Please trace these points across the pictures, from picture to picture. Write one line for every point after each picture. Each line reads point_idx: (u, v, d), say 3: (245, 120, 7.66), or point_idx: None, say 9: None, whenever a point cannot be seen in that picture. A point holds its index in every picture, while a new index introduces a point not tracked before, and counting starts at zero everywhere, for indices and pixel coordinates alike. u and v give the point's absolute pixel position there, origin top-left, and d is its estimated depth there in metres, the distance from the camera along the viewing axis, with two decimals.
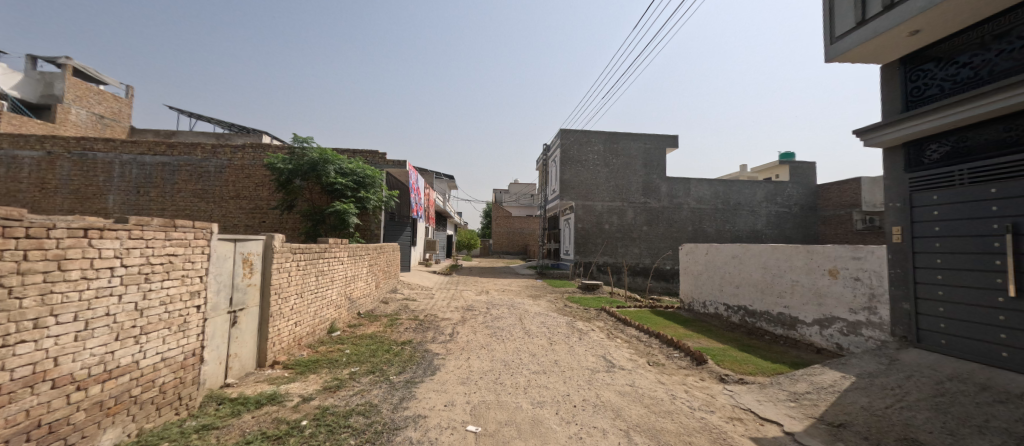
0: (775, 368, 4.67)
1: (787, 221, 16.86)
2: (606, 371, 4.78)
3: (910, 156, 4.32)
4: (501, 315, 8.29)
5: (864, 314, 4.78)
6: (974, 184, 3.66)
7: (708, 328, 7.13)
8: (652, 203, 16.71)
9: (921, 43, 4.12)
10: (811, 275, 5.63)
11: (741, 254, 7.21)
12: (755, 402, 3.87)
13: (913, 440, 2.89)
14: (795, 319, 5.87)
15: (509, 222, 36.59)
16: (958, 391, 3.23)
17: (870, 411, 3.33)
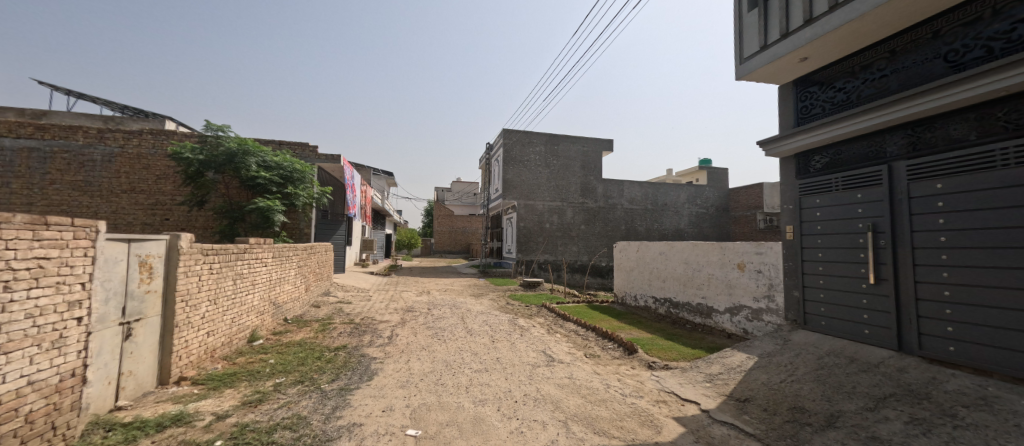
0: (694, 354, 5.17)
1: (706, 221, 18.66)
2: (546, 365, 4.93)
3: (799, 165, 5.04)
4: (443, 315, 8.16)
5: (765, 302, 5.45)
6: (845, 190, 4.37)
7: (638, 320, 7.67)
8: (589, 203, 17.55)
9: (809, 69, 4.82)
10: (723, 269, 6.30)
11: (667, 250, 7.86)
12: (677, 385, 4.25)
13: (801, 407, 3.38)
14: (711, 308, 6.52)
15: (452, 221, 36.09)
16: (834, 364, 3.83)
17: (769, 386, 3.83)
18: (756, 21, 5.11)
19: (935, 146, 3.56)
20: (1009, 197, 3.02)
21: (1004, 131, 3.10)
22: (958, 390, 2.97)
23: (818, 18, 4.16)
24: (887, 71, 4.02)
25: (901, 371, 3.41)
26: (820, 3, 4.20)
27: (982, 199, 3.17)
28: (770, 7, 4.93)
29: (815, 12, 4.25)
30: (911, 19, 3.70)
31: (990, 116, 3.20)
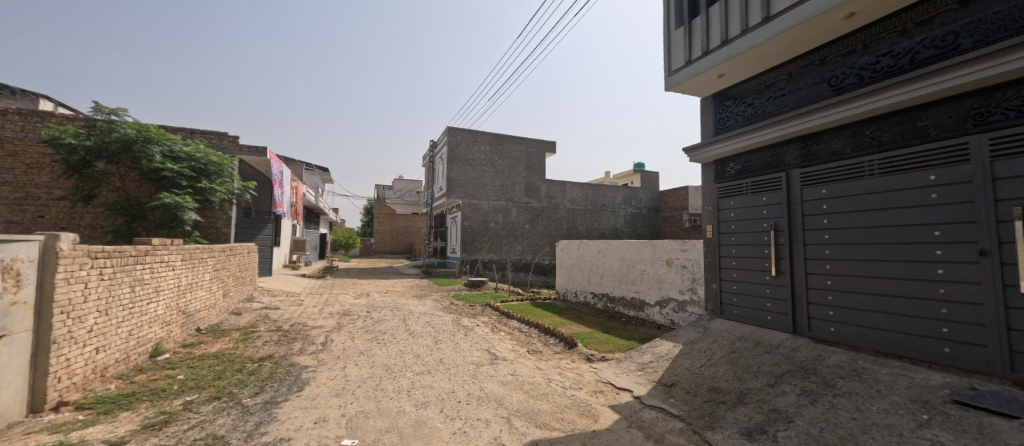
0: (628, 345, 5.52)
1: (640, 221, 19.97)
2: (490, 364, 4.96)
3: (717, 171, 5.59)
4: (383, 318, 7.84)
5: (689, 294, 5.98)
6: (753, 194, 4.95)
7: (578, 315, 8.00)
8: (533, 203, 17.93)
9: (725, 85, 5.38)
10: (654, 265, 6.79)
11: (605, 248, 8.29)
12: (613, 375, 4.51)
13: (718, 388, 3.76)
14: (643, 301, 7.00)
15: (393, 220, 34.74)
16: (744, 347, 4.32)
17: (691, 370, 4.21)
18: (681, 38, 5.59)
19: (822, 157, 4.18)
20: (875, 202, 3.65)
21: (871, 147, 3.74)
22: (837, 363, 3.53)
23: (733, 39, 4.67)
24: (786, 90, 4.62)
25: (796, 350, 3.95)
26: (734, 26, 4.71)
27: (856, 204, 3.79)
28: (693, 26, 5.42)
29: (730, 34, 4.75)
30: (804, 47, 4.31)
31: (861, 134, 3.84)
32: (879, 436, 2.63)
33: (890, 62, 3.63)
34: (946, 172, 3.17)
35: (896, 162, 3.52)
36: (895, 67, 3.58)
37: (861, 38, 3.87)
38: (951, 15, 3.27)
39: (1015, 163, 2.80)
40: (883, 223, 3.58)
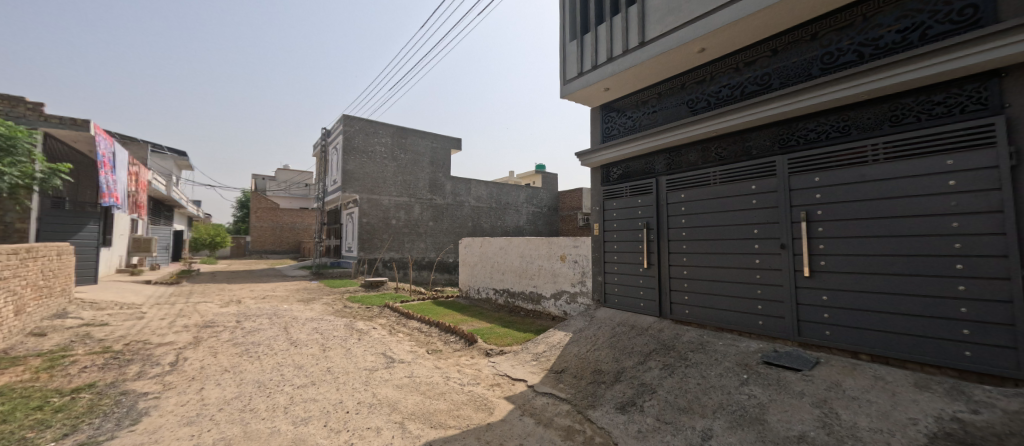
0: (525, 337, 5.79)
1: (541, 219, 21.05)
2: (385, 368, 4.71)
3: (603, 175, 6.20)
4: (258, 327, 6.84)
5: (579, 286, 6.54)
6: (631, 196, 5.63)
7: (479, 312, 8.11)
8: (438, 200, 17.56)
9: (610, 98, 6.00)
10: (550, 260, 7.23)
11: (506, 245, 8.53)
12: (509, 367, 4.69)
13: (600, 369, 4.19)
14: (540, 295, 7.41)
15: (276, 215, 30.57)
16: (622, 331, 4.89)
17: (579, 355, 4.61)
18: (574, 50, 6.05)
19: (682, 167, 4.97)
20: (718, 205, 4.48)
21: (716, 161, 4.58)
22: (690, 339, 4.24)
23: (617, 57, 5.21)
24: (656, 107, 5.36)
25: (661, 331, 4.63)
26: (618, 46, 5.28)
27: (706, 207, 4.61)
28: (584, 41, 5.91)
29: (614, 52, 5.31)
30: (670, 71, 5.06)
31: (709, 149, 4.67)
32: (715, 396, 3.24)
33: (728, 92, 4.50)
34: (763, 183, 4.07)
35: (732, 174, 4.38)
36: (732, 97, 4.45)
37: (709, 70, 4.72)
38: (766, 61, 4.21)
39: (803, 178, 3.76)
40: (723, 222, 4.42)
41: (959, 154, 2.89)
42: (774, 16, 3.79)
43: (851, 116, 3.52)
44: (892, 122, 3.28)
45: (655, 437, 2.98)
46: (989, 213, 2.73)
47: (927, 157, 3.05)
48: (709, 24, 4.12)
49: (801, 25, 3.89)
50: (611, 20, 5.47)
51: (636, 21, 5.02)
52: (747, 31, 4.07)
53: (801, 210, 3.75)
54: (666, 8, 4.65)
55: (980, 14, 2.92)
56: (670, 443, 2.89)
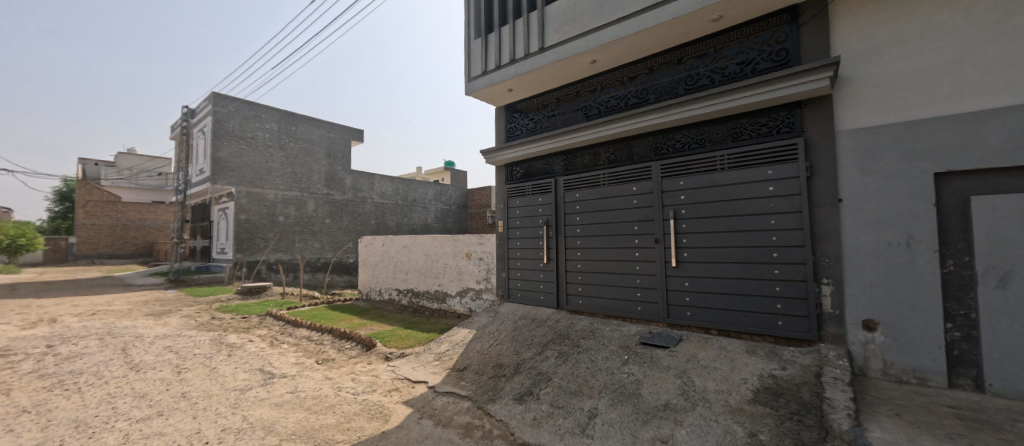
0: (428, 337, 5.64)
1: (450, 216, 20.62)
2: (261, 385, 4.13)
3: (507, 173, 6.35)
4: (83, 352, 5.41)
5: (484, 283, 6.60)
6: (532, 194, 5.88)
7: (380, 314, 7.66)
8: (335, 195, 16.05)
9: (513, 99, 6.17)
10: (455, 258, 7.14)
11: (410, 243, 8.18)
12: (410, 370, 4.51)
13: (500, 363, 4.29)
14: (445, 293, 7.28)
15: (116, 210, 24.59)
16: (523, 324, 5.08)
17: (481, 351, 4.65)
18: (479, 48, 6.05)
19: (577, 169, 5.35)
20: (607, 204, 4.94)
21: (605, 164, 5.04)
22: (582, 328, 4.60)
23: (520, 60, 5.38)
24: (555, 111, 5.69)
25: (558, 321, 4.94)
26: (520, 49, 5.44)
27: (596, 205, 5.05)
28: (488, 40, 5.96)
29: (516, 54, 5.46)
30: (567, 79, 5.41)
31: (599, 153, 5.12)
32: (601, 377, 3.57)
33: (615, 102, 4.99)
34: (642, 185, 4.62)
35: (618, 176, 4.87)
36: (618, 106, 4.95)
37: (600, 81, 5.17)
38: (644, 77, 4.77)
39: (672, 182, 4.37)
40: (610, 219, 4.90)
41: (776, 165, 3.73)
42: (651, 38, 4.32)
43: (706, 131, 4.21)
44: (733, 137, 4.01)
45: (548, 423, 3.16)
46: (793, 213, 3.62)
47: (756, 167, 3.83)
48: (599, 38, 4.51)
49: (671, 49, 4.51)
50: (514, 23, 5.61)
51: (537, 27, 5.24)
52: (630, 49, 4.56)
53: (670, 209, 4.37)
54: (563, 18, 4.95)
55: (789, 57, 3.76)
56: (561, 425, 3.10)
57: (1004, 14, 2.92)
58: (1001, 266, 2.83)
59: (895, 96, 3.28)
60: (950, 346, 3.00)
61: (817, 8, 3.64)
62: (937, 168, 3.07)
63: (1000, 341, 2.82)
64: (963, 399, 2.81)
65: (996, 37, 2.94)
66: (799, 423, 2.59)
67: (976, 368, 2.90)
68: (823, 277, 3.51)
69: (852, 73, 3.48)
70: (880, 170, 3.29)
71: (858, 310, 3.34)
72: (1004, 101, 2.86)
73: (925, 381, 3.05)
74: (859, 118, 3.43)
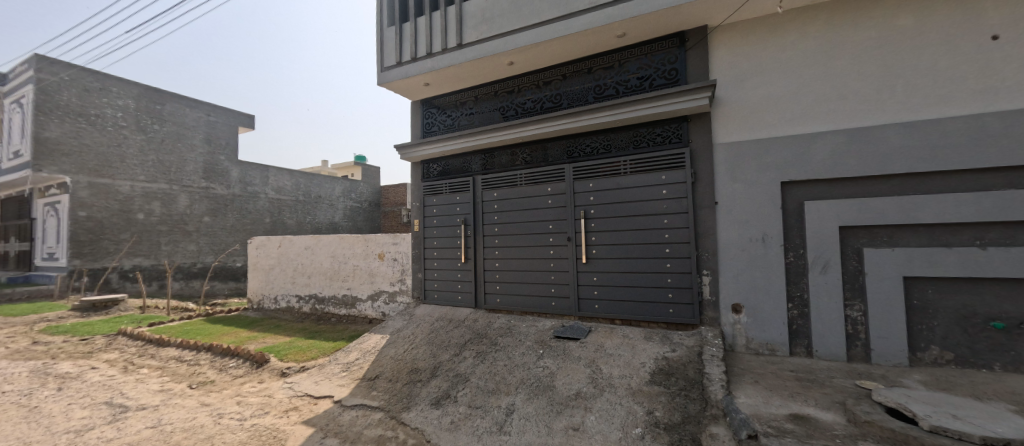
0: (334, 347, 5.16)
1: (360, 215, 18.64)
2: (110, 423, 3.37)
3: (424, 170, 6.11)
4: None
5: (398, 285, 6.26)
6: (450, 193, 5.76)
7: (276, 325, 6.80)
8: (216, 189, 13.63)
9: (430, 94, 5.96)
10: (366, 259, 6.64)
11: (312, 244, 7.40)
12: (312, 385, 4.07)
13: (416, 367, 4.11)
14: (354, 298, 6.75)
15: None
16: (441, 326, 4.95)
17: (395, 357, 4.40)
18: (392, 37, 5.71)
19: (495, 168, 5.39)
20: (523, 203, 5.07)
21: (522, 164, 5.16)
22: (500, 326, 4.65)
23: (436, 54, 5.21)
24: (473, 110, 5.65)
25: (476, 321, 4.92)
26: (437, 43, 5.28)
27: (514, 205, 5.15)
28: (403, 30, 5.66)
29: (433, 48, 5.29)
30: (485, 78, 5.40)
31: (517, 153, 5.22)
32: (518, 372, 3.65)
33: (532, 105, 5.14)
34: (556, 186, 4.84)
35: (534, 176, 5.02)
36: (535, 109, 5.10)
37: (517, 83, 5.28)
38: (558, 83, 5.00)
39: (583, 183, 4.66)
40: (527, 218, 5.04)
41: (668, 171, 4.22)
42: (564, 46, 4.53)
43: (612, 137, 4.56)
44: (635, 144, 4.42)
45: (465, 425, 3.12)
46: (682, 214, 4.13)
47: (653, 172, 4.28)
48: (516, 41, 4.59)
49: (581, 59, 4.79)
50: (430, 14, 5.42)
51: (455, 22, 5.13)
52: (545, 54, 4.73)
53: (581, 209, 4.65)
54: (481, 16, 4.93)
55: (679, 76, 4.27)
56: (479, 426, 3.08)
57: (826, 59, 3.73)
58: (824, 256, 3.60)
59: (756, 117, 3.96)
60: (791, 322, 3.72)
61: (700, 36, 4.20)
62: (783, 178, 3.78)
63: (823, 315, 3.58)
64: (800, 363, 3.50)
65: (821, 76, 3.74)
66: (686, 398, 2.96)
67: (808, 338, 3.65)
68: (704, 268, 4.06)
69: (726, 95, 4.09)
70: (745, 178, 3.94)
71: (729, 296, 3.94)
72: (824, 126, 3.68)
73: (775, 352, 3.74)
74: (730, 133, 4.05)
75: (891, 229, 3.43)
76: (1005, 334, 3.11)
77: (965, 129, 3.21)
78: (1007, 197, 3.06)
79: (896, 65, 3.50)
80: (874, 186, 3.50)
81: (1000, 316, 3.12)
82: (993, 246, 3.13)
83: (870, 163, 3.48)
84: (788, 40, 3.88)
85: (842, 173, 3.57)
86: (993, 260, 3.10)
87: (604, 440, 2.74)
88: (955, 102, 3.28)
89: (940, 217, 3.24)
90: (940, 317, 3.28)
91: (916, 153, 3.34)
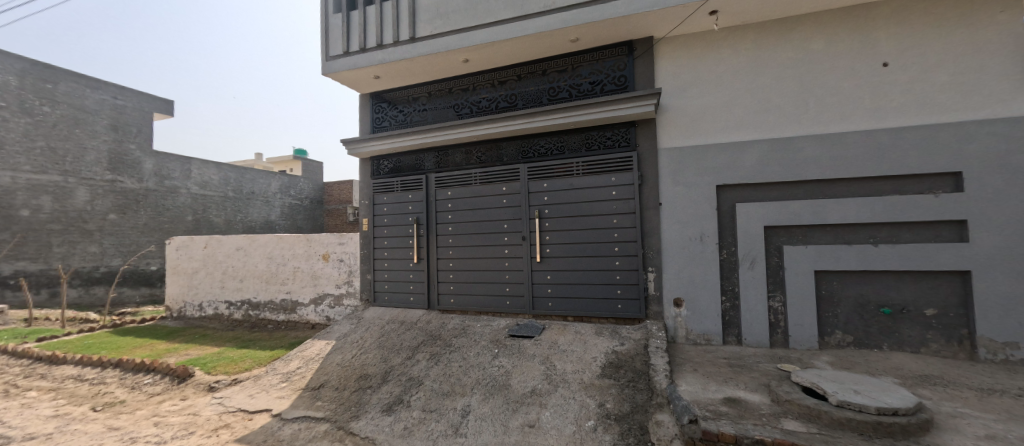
0: (272, 356, 4.76)
1: (301, 213, 15.16)
2: None
3: (373, 167, 5.85)
4: None
5: (345, 287, 5.93)
6: (402, 191, 5.56)
7: (201, 334, 6.13)
8: (123, 183, 10.25)
9: (380, 87, 5.71)
10: (309, 261, 6.21)
11: (246, 245, 6.76)
12: (246, 399, 3.72)
13: (365, 373, 3.91)
14: (295, 302, 6.28)
15: None
16: (392, 328, 4.76)
17: (342, 364, 4.15)
18: (339, 25, 5.39)
19: (449, 167, 5.30)
20: (478, 203, 5.04)
21: (476, 163, 5.12)
22: (454, 327, 4.58)
23: (388, 46, 5.00)
24: (426, 106, 5.50)
25: (429, 322, 4.80)
26: (388, 34, 5.06)
27: (468, 204, 5.10)
28: (351, 17, 5.36)
29: (384, 39, 5.07)
30: (439, 74, 5.29)
31: (471, 152, 5.17)
32: (473, 373, 3.61)
33: (486, 103, 5.11)
34: (511, 186, 4.87)
35: (489, 176, 5.01)
36: (489, 108, 5.08)
37: (472, 81, 5.23)
38: (513, 83, 5.03)
39: (537, 184, 4.73)
40: (481, 218, 5.01)
41: (617, 173, 4.42)
42: (519, 47, 4.57)
43: (565, 139, 4.68)
44: (586, 147, 4.58)
45: (419, 430, 3.03)
46: (629, 214, 4.35)
47: (603, 174, 4.46)
48: (472, 38, 4.54)
49: (536, 61, 4.86)
50: (381, 4, 5.18)
51: (407, 14, 4.96)
52: (501, 54, 4.74)
53: (535, 209, 4.72)
54: (435, 10, 4.80)
55: (627, 83, 4.49)
56: (434, 430, 3.01)
57: (754, 75, 4.12)
58: (752, 253, 3.97)
59: (695, 125, 4.27)
60: (725, 313, 4.07)
61: (647, 46, 4.44)
62: (718, 182, 4.12)
63: (751, 307, 3.96)
64: (731, 351, 3.84)
65: (750, 90, 4.12)
66: (634, 389, 3.12)
67: (738, 327, 4.01)
68: (649, 266, 4.31)
69: (669, 103, 4.37)
70: (685, 181, 4.23)
71: (671, 291, 4.22)
72: (752, 136, 4.07)
73: (710, 341, 4.06)
74: (673, 138, 4.33)
75: (806, 229, 3.87)
76: (891, 318, 3.65)
77: (863, 142, 3.72)
78: (894, 201, 3.59)
79: (810, 84, 3.95)
80: (792, 191, 3.94)
81: (888, 303, 3.66)
82: (883, 243, 3.65)
83: (790, 170, 3.90)
84: (723, 55, 4.23)
85: (766, 179, 3.97)
86: (883, 255, 3.62)
87: (558, 435, 2.80)
88: (856, 119, 3.79)
89: (844, 219, 3.72)
90: (843, 305, 3.76)
91: (826, 162, 3.80)
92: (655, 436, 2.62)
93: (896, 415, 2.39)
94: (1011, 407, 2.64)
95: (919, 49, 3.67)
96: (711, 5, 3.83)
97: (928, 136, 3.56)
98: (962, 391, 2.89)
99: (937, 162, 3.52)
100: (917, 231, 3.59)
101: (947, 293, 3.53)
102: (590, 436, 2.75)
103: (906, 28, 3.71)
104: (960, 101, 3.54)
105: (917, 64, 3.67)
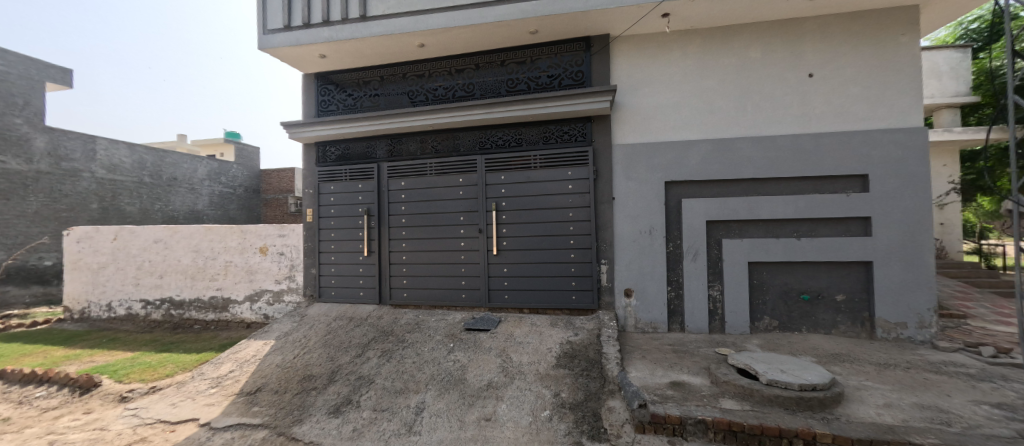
0: (198, 359, 4.29)
1: (234, 202, 13.65)
2: None
3: (318, 153, 5.43)
4: None
5: (286, 283, 5.48)
6: (351, 180, 5.23)
7: (110, 338, 5.40)
8: (7, 164, 8.50)
9: (326, 67, 5.30)
10: (244, 255, 5.65)
11: (167, 237, 6.02)
12: (168, 408, 3.33)
13: (309, 374, 3.65)
14: (227, 299, 5.72)
15: None
16: (339, 325, 4.50)
17: (282, 365, 3.84)
18: None
19: (403, 156, 5.05)
20: (433, 194, 4.88)
21: (432, 154, 4.94)
22: (407, 322, 4.42)
23: (336, 24, 4.63)
24: (379, 91, 5.21)
25: (380, 318, 4.59)
26: (336, 10, 4.69)
27: (422, 195, 4.92)
28: None
29: (332, 16, 4.68)
30: (392, 57, 5.02)
31: (426, 141, 4.98)
32: (428, 369, 3.51)
33: (443, 92, 4.95)
34: (467, 177, 4.77)
35: (445, 166, 4.86)
36: (446, 97, 4.93)
37: (428, 67, 5.03)
38: (471, 73, 4.92)
39: (495, 175, 4.68)
40: (436, 210, 4.86)
41: (574, 167, 4.48)
42: (477, 34, 4.45)
43: (522, 131, 4.66)
44: (544, 140, 4.59)
45: (370, 431, 2.88)
46: (584, 208, 4.45)
47: (559, 168, 4.51)
48: (428, 22, 4.33)
49: (494, 51, 4.79)
50: None
51: None
52: (459, 40, 4.58)
53: (493, 201, 4.68)
54: None
55: (585, 78, 4.56)
56: (386, 430, 2.88)
57: (701, 78, 4.36)
58: (695, 246, 4.23)
59: (646, 123, 4.45)
60: (670, 303, 4.32)
61: (604, 43, 4.52)
62: (667, 178, 4.33)
63: (693, 297, 4.22)
64: (675, 338, 4.09)
65: (697, 92, 4.36)
66: (587, 377, 3.21)
67: (682, 315, 4.28)
68: (602, 258, 4.43)
69: (623, 101, 4.50)
70: (637, 176, 4.40)
71: (622, 282, 4.39)
72: (697, 136, 4.32)
73: (657, 329, 4.30)
74: (626, 135, 4.47)
75: (741, 223, 4.20)
76: (809, 304, 4.08)
77: (792, 145, 4.08)
78: (815, 200, 4.00)
79: (750, 89, 4.25)
80: (731, 188, 4.23)
81: (808, 289, 4.08)
82: (805, 237, 4.06)
83: (730, 169, 4.19)
84: (673, 57, 4.42)
85: (709, 176, 4.23)
86: (805, 248, 4.02)
87: (515, 427, 2.80)
88: (786, 124, 4.15)
89: (774, 215, 4.08)
90: (771, 293, 4.14)
91: (761, 162, 4.12)
92: (607, 423, 2.72)
93: (815, 390, 2.65)
94: (901, 378, 3.07)
95: (839, 63, 4.09)
96: (664, 8, 3.98)
97: (844, 141, 3.99)
98: (864, 366, 3.31)
99: (849, 166, 3.97)
100: (832, 227, 4.04)
101: (854, 280, 4.01)
102: (546, 426, 2.78)
103: (829, 42, 4.11)
104: (869, 111, 4.00)
105: (837, 76, 4.09)
